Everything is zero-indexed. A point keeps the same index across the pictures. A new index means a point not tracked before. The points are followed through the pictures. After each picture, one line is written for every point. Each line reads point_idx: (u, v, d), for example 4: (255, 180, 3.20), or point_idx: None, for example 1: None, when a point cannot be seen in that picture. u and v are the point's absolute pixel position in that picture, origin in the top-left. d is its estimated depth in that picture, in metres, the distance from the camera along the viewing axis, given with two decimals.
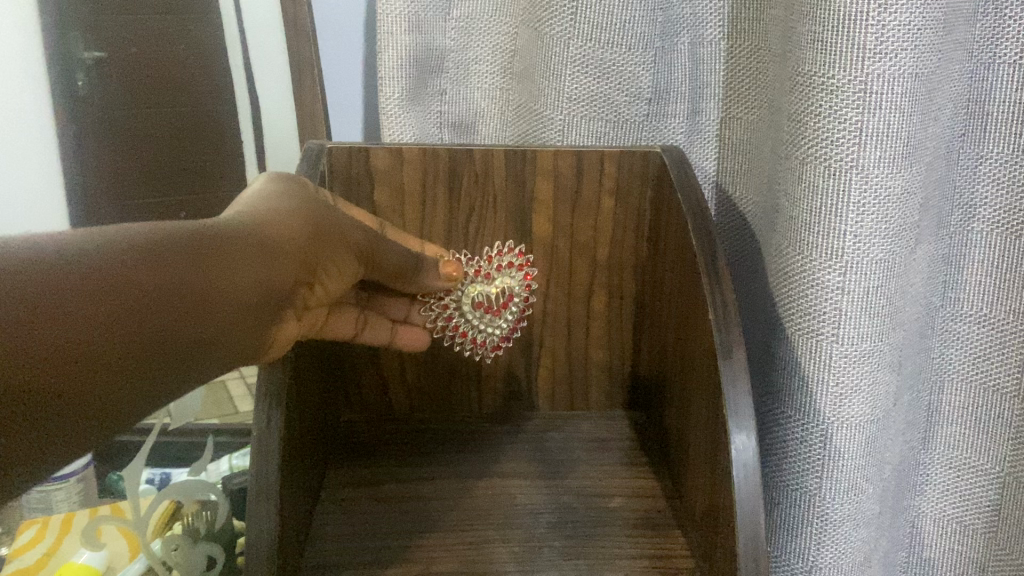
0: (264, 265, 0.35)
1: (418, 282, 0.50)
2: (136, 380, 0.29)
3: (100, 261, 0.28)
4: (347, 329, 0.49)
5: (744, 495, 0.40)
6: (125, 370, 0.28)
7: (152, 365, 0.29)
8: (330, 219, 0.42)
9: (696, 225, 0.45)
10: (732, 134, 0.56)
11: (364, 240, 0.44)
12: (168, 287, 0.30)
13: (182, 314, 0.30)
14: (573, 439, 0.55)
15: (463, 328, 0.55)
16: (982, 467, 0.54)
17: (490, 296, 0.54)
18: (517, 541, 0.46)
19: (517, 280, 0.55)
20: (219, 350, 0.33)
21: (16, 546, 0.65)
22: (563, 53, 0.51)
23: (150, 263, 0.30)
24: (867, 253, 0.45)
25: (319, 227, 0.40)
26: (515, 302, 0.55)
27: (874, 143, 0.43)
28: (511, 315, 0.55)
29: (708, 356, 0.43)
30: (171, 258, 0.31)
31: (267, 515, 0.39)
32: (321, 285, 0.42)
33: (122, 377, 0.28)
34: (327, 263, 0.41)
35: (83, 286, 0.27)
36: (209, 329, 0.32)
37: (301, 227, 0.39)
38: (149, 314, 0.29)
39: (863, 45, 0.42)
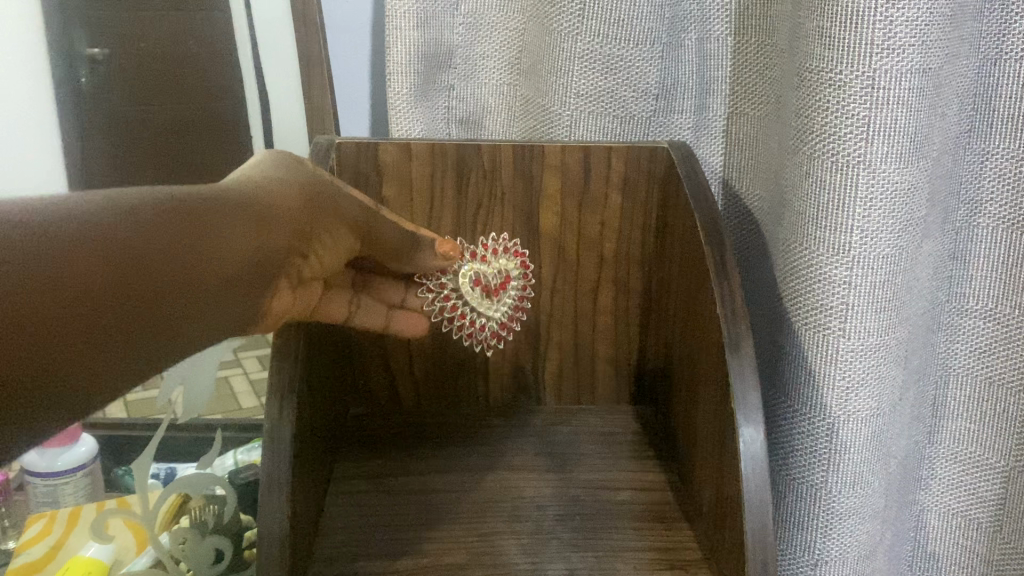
0: (254, 237, 0.36)
1: (415, 261, 0.48)
2: (127, 350, 0.29)
3: (92, 231, 0.28)
4: (341, 313, 0.47)
5: (752, 486, 0.40)
6: (115, 340, 0.28)
7: (139, 335, 0.29)
8: (326, 190, 0.42)
9: (703, 219, 0.46)
10: (739, 130, 0.56)
11: (361, 216, 0.44)
12: (158, 256, 0.30)
13: (170, 284, 0.31)
14: (581, 433, 0.56)
15: (461, 309, 0.55)
16: (987, 461, 0.55)
17: (488, 275, 0.54)
18: (526, 533, 0.46)
19: (514, 265, 0.55)
20: (210, 321, 0.33)
21: (24, 539, 0.66)
22: (571, 49, 0.52)
23: (139, 234, 0.30)
24: (874, 248, 0.45)
25: (315, 207, 0.41)
26: (512, 285, 0.55)
27: (881, 138, 0.43)
28: (508, 297, 0.55)
29: (716, 350, 0.43)
30: (161, 229, 0.31)
31: (280, 507, 0.39)
32: (316, 256, 0.42)
33: (112, 348, 0.28)
34: (321, 234, 0.42)
35: (74, 259, 0.27)
36: (198, 300, 0.32)
37: (296, 198, 0.40)
38: (138, 284, 0.29)
39: (870, 41, 0.42)
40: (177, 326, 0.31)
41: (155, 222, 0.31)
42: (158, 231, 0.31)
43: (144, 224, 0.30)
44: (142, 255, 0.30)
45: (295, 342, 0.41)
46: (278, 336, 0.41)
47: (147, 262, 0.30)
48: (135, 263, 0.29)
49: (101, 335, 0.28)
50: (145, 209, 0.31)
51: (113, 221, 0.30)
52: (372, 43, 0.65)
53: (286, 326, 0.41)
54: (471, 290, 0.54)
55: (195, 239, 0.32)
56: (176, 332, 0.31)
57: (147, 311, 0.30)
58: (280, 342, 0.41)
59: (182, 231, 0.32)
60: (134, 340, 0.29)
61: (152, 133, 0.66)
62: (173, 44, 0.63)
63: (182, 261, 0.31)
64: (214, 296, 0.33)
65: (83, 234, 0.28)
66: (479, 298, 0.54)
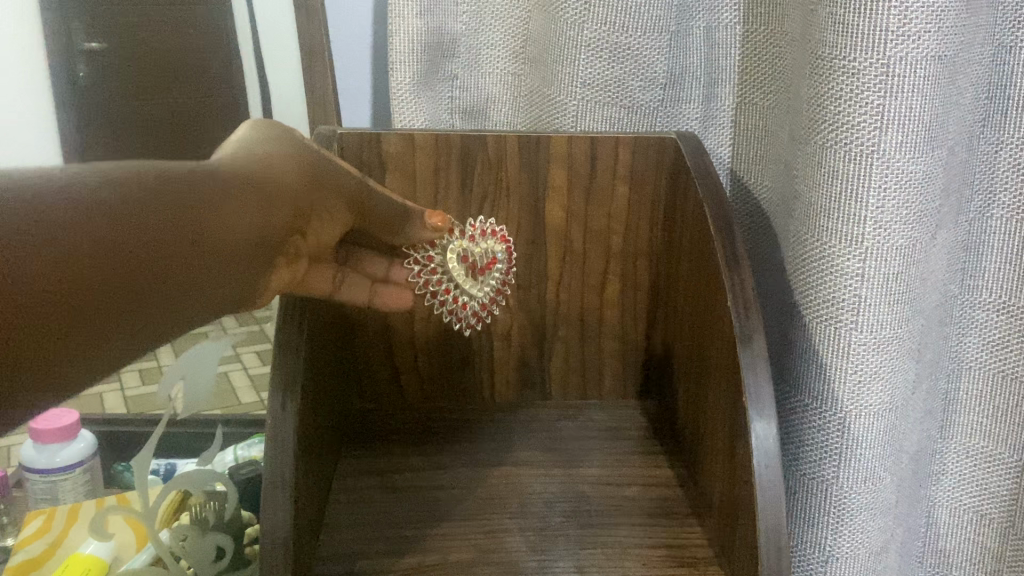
0: (255, 215, 0.35)
1: (405, 235, 0.48)
2: (120, 329, 0.28)
3: (87, 205, 0.28)
4: (324, 286, 0.44)
5: (766, 482, 0.39)
6: (107, 318, 0.28)
7: (133, 310, 0.29)
8: (326, 165, 0.41)
9: (714, 209, 0.45)
10: (748, 120, 0.56)
11: (357, 191, 0.43)
12: (154, 232, 0.30)
13: (169, 261, 0.30)
14: (587, 428, 0.55)
15: (447, 285, 0.52)
16: (1000, 456, 0.54)
17: (475, 254, 0.52)
18: (533, 529, 0.46)
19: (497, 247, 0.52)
20: (210, 298, 0.33)
21: (22, 537, 0.64)
22: (576, 37, 0.51)
23: (133, 209, 0.29)
24: (888, 239, 0.44)
25: (315, 190, 0.40)
26: (498, 267, 0.52)
27: (896, 126, 0.42)
28: (493, 279, 0.53)
29: (727, 343, 0.42)
30: (159, 205, 0.30)
31: (284, 503, 0.38)
32: (312, 232, 0.42)
33: (104, 324, 0.28)
34: (316, 211, 0.41)
35: (65, 233, 0.27)
36: (196, 276, 0.31)
37: (295, 177, 0.39)
38: (133, 260, 0.29)
39: (885, 26, 0.41)
40: (175, 300, 0.31)
41: (154, 196, 0.30)
42: (156, 205, 0.30)
43: (143, 198, 0.30)
44: (140, 228, 0.29)
45: (300, 336, 0.40)
46: (281, 330, 0.40)
47: (145, 238, 0.29)
48: (132, 237, 0.29)
49: (95, 309, 0.27)
50: (144, 183, 0.30)
51: (111, 193, 0.29)
52: (374, 33, 0.64)
53: (288, 320, 0.41)
54: (457, 268, 0.51)
55: (193, 212, 0.31)
56: (173, 306, 0.31)
57: (143, 285, 0.29)
58: (283, 335, 0.40)
59: (182, 209, 0.31)
60: (128, 313, 0.29)
61: (150, 125, 0.65)
62: (170, 36, 0.62)
63: (180, 234, 0.31)
64: (215, 272, 0.33)
65: (79, 207, 0.28)
66: (463, 276, 0.52)
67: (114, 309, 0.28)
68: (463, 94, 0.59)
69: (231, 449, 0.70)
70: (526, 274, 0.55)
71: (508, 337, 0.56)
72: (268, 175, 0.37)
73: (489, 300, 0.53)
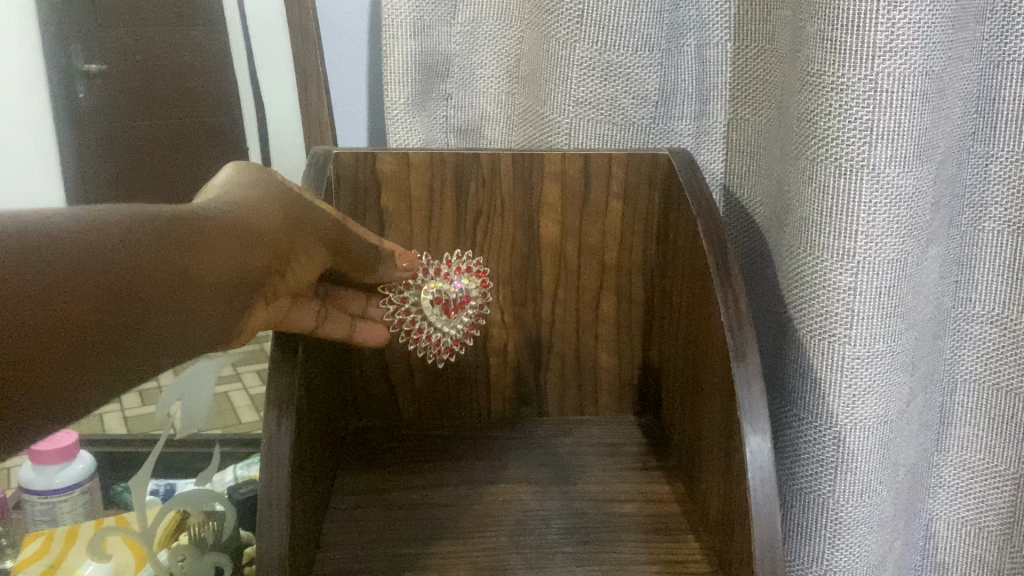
0: (240, 251, 0.36)
1: (377, 271, 0.47)
2: (117, 369, 0.29)
3: (86, 248, 0.29)
4: (308, 322, 0.42)
5: (760, 497, 0.39)
6: (106, 357, 0.28)
7: (130, 350, 0.29)
8: (301, 207, 0.41)
9: (706, 226, 0.45)
10: (739, 136, 0.56)
11: (334, 231, 0.43)
12: (153, 274, 0.30)
13: (166, 297, 0.31)
14: (585, 444, 0.55)
15: (420, 324, 0.52)
16: (996, 469, 0.54)
17: (449, 294, 0.52)
18: (530, 547, 0.46)
19: (474, 283, 0.53)
20: (202, 329, 0.33)
21: (21, 559, 0.64)
22: (569, 56, 0.51)
23: (134, 252, 0.30)
24: (880, 253, 0.44)
25: (296, 226, 0.40)
26: (471, 306, 0.53)
27: (885, 142, 0.43)
28: (466, 318, 0.53)
29: (720, 357, 0.42)
30: (156, 244, 0.31)
31: (280, 522, 0.38)
32: (292, 274, 0.41)
33: (102, 363, 0.28)
34: (296, 254, 0.40)
35: (68, 276, 0.28)
36: (188, 318, 0.32)
37: (276, 217, 0.39)
38: (131, 301, 0.29)
39: (872, 43, 0.41)
40: (169, 338, 0.31)
41: (154, 239, 0.31)
42: (154, 247, 0.31)
43: (143, 241, 0.31)
44: (139, 270, 0.30)
45: (295, 356, 0.41)
46: (276, 349, 0.40)
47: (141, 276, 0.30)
48: (132, 278, 0.30)
49: (93, 349, 0.28)
50: (144, 225, 0.31)
51: (113, 234, 0.30)
52: (370, 53, 0.65)
53: (283, 338, 0.41)
54: (430, 306, 0.52)
55: (187, 255, 0.32)
56: (166, 345, 0.31)
57: (139, 326, 0.30)
58: (279, 353, 0.40)
59: (174, 247, 0.32)
60: (125, 352, 0.29)
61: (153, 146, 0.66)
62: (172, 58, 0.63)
63: (176, 277, 0.31)
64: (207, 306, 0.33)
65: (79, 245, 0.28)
66: (436, 315, 0.52)
67: (112, 348, 0.29)
68: (458, 113, 0.59)
69: (231, 468, 0.69)
70: (521, 290, 0.55)
71: (504, 353, 0.56)
72: (252, 216, 0.37)
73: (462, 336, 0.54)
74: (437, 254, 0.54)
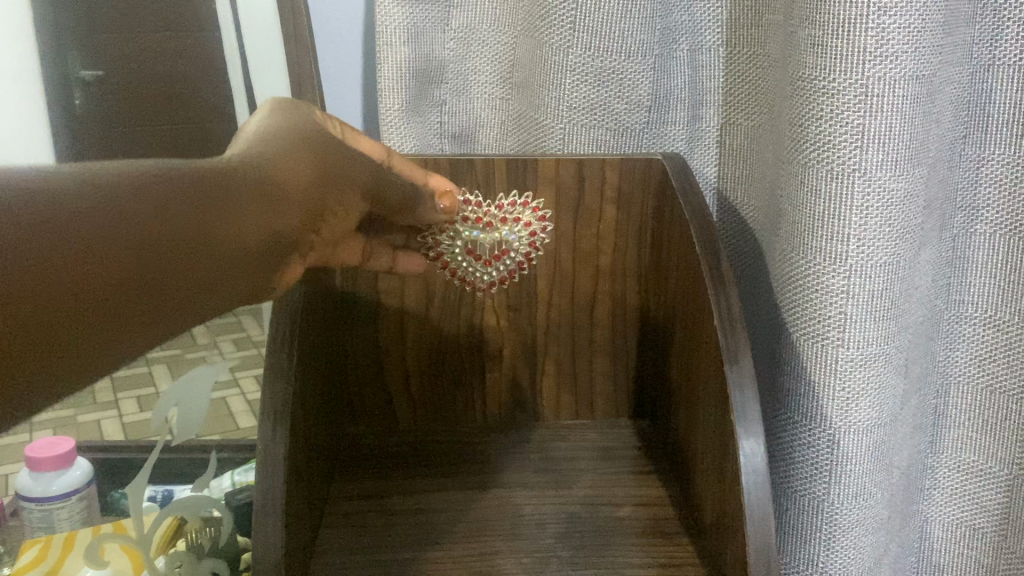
0: (269, 209, 0.34)
1: (414, 215, 0.47)
2: (129, 333, 0.29)
3: (106, 206, 0.28)
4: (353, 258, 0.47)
5: (754, 500, 0.39)
6: (119, 320, 0.28)
7: (142, 312, 0.29)
8: (338, 159, 0.40)
9: (699, 230, 0.45)
10: (732, 140, 0.56)
11: (371, 179, 0.43)
12: (175, 235, 0.30)
13: (178, 263, 0.30)
14: (580, 448, 0.55)
15: (456, 268, 0.53)
16: (991, 470, 0.54)
17: (484, 244, 0.53)
18: (526, 551, 0.46)
19: (519, 233, 0.53)
20: (223, 294, 0.33)
21: (20, 566, 0.61)
22: (562, 62, 0.52)
23: (156, 212, 0.30)
24: (872, 256, 0.45)
25: (328, 182, 0.39)
26: (510, 256, 0.53)
27: (876, 145, 0.43)
28: (504, 265, 0.53)
29: (714, 361, 0.43)
30: (175, 209, 0.30)
31: (275, 528, 0.38)
32: (326, 227, 0.41)
33: (111, 325, 0.28)
34: (332, 209, 0.40)
35: (83, 233, 0.27)
36: (206, 286, 0.31)
37: (308, 168, 0.38)
38: (147, 262, 0.29)
39: (863, 47, 0.42)
40: (186, 302, 0.31)
41: (177, 200, 0.30)
42: (176, 208, 0.30)
43: (165, 201, 0.30)
44: (160, 232, 0.29)
45: (289, 362, 0.41)
46: (270, 356, 0.40)
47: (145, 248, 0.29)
48: (151, 239, 0.29)
49: (102, 309, 0.27)
50: (168, 183, 0.31)
51: (137, 193, 0.29)
52: (365, 60, 0.65)
53: (277, 345, 0.41)
54: (463, 256, 0.53)
55: (210, 217, 0.31)
56: (185, 309, 0.31)
57: (156, 288, 0.29)
58: (273, 360, 0.40)
59: (195, 209, 0.31)
60: (138, 314, 0.29)
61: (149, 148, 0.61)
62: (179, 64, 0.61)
63: (198, 238, 0.31)
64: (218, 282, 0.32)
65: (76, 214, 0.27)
66: (471, 264, 0.53)
67: (121, 311, 0.28)
68: (452, 118, 0.60)
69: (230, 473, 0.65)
70: (516, 295, 0.55)
71: (500, 359, 0.57)
72: (287, 171, 0.36)
73: (497, 283, 0.54)
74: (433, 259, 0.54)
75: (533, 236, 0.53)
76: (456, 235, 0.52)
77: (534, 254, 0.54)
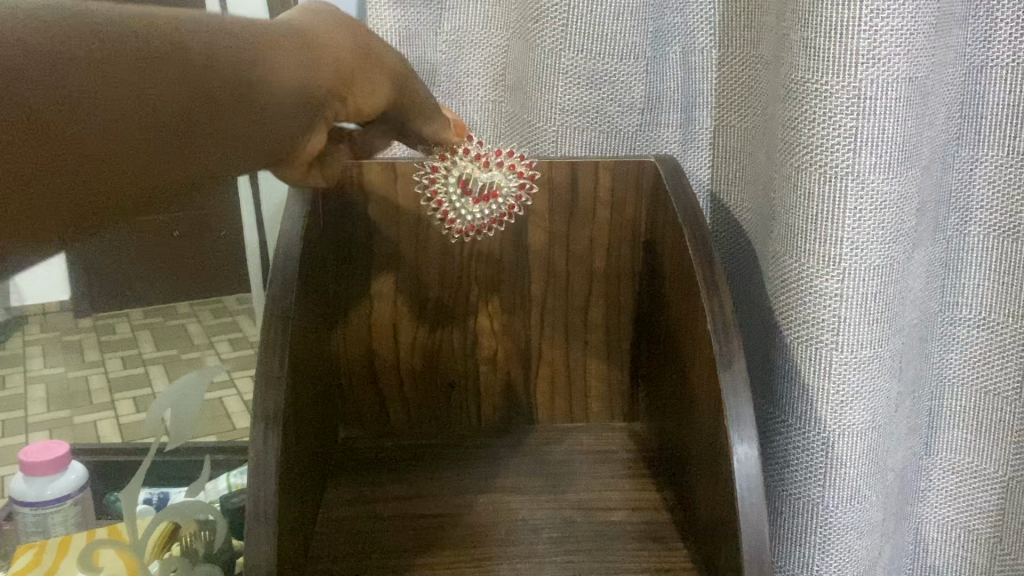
0: (303, 59, 0.31)
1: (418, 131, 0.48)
2: (166, 170, 0.23)
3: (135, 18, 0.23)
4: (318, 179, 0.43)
5: (748, 506, 0.39)
6: (157, 153, 0.22)
7: (173, 149, 0.23)
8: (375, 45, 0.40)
9: (692, 233, 0.45)
10: (725, 142, 0.56)
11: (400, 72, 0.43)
12: (218, 71, 0.25)
13: (226, 107, 0.25)
14: (575, 452, 0.55)
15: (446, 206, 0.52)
16: (987, 472, 0.54)
17: (478, 183, 0.51)
18: (520, 557, 0.46)
19: (512, 183, 0.51)
20: (264, 144, 0.27)
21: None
22: (555, 65, 0.51)
23: (192, 36, 0.24)
24: (865, 259, 0.44)
25: (365, 62, 0.39)
26: (499, 201, 0.52)
27: (869, 148, 0.43)
28: (492, 210, 0.52)
29: (708, 366, 0.42)
30: (214, 42, 0.25)
31: (267, 537, 0.38)
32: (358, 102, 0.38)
33: (149, 156, 0.22)
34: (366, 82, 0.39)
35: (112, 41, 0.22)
36: (248, 147, 0.26)
37: (339, 42, 0.36)
38: (194, 92, 0.23)
39: (855, 50, 0.42)
40: (227, 157, 0.25)
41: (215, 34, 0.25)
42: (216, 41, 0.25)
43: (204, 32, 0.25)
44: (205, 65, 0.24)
45: (280, 369, 0.40)
46: (261, 362, 0.40)
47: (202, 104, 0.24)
48: (193, 66, 0.24)
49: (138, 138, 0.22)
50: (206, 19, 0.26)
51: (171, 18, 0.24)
52: None
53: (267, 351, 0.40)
54: (454, 190, 0.51)
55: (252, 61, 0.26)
56: (224, 161, 0.25)
57: (200, 126, 0.24)
58: (263, 366, 0.40)
59: (234, 47, 0.26)
60: (175, 152, 0.23)
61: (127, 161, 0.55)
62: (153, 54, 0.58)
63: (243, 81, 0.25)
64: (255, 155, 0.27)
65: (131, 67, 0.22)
66: (460, 201, 0.51)
67: (157, 142, 0.22)
68: None
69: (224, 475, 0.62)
70: (510, 298, 0.55)
71: (494, 361, 0.56)
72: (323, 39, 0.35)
73: (482, 225, 0.52)
74: (426, 262, 0.54)
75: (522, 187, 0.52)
76: (455, 167, 0.51)
77: (518, 208, 0.52)
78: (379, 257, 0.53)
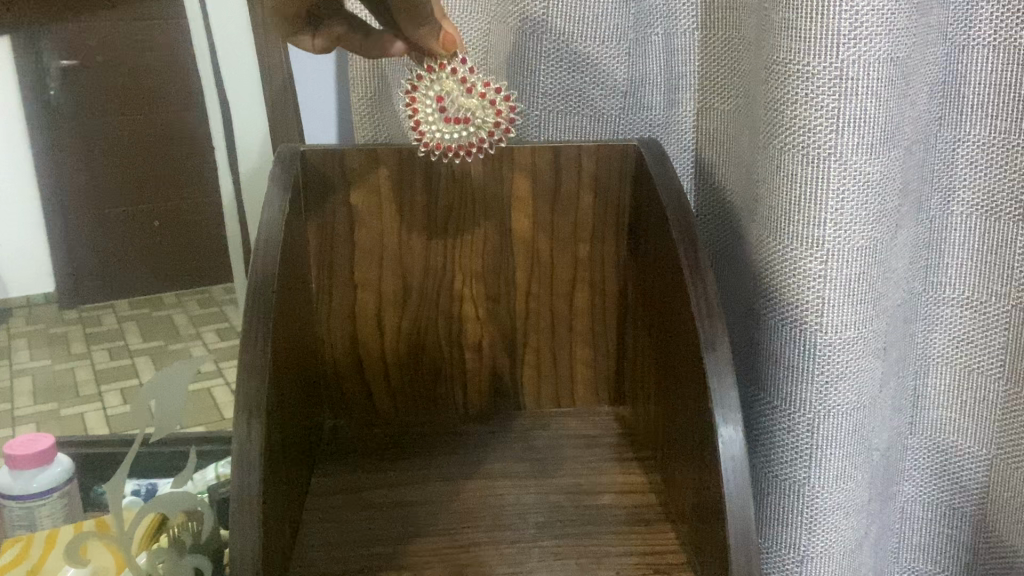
0: None
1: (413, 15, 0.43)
2: None
3: None
4: None
5: (734, 487, 0.39)
6: None
7: None
8: None
9: (676, 215, 0.45)
10: (708, 125, 0.56)
11: None
12: None
13: None
14: (562, 437, 0.55)
15: (421, 117, 0.49)
16: (970, 450, 0.54)
17: (456, 103, 0.49)
18: (507, 542, 0.46)
19: (489, 116, 0.49)
20: None
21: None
22: (536, 48, 0.52)
23: None
24: (849, 240, 0.44)
25: None
26: (471, 128, 0.49)
27: (852, 129, 0.43)
28: (461, 134, 0.49)
29: (692, 348, 0.42)
30: None
31: (251, 527, 0.37)
32: None
33: None
34: None
35: None
36: None
37: None
38: None
39: (836, 30, 0.41)
40: None
41: None
42: None
43: None
44: None
45: (262, 357, 0.39)
46: (243, 351, 0.39)
47: None
48: None
49: None
50: None
51: None
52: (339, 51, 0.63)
53: (246, 338, 0.39)
54: (430, 102, 0.49)
55: None
56: None
57: None
58: (245, 352, 0.39)
59: None
60: None
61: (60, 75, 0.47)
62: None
63: None
64: None
65: None
66: (433, 117, 0.49)
67: None
68: None
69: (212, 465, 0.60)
70: (495, 284, 0.55)
71: (480, 348, 0.56)
72: None
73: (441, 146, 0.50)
74: (410, 249, 0.54)
75: (500, 125, 0.50)
76: (440, 82, 0.49)
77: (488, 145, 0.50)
78: (362, 244, 0.53)
